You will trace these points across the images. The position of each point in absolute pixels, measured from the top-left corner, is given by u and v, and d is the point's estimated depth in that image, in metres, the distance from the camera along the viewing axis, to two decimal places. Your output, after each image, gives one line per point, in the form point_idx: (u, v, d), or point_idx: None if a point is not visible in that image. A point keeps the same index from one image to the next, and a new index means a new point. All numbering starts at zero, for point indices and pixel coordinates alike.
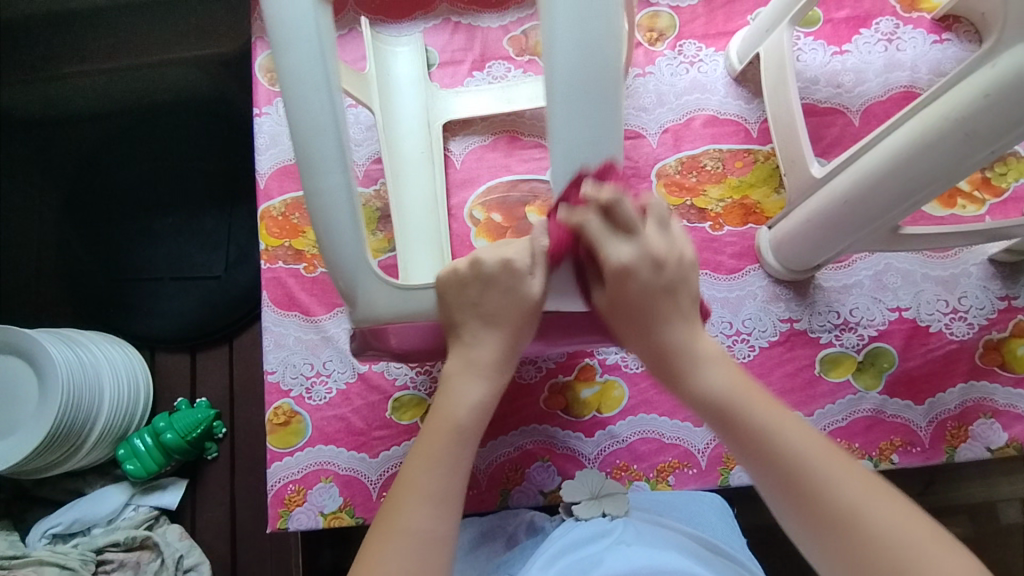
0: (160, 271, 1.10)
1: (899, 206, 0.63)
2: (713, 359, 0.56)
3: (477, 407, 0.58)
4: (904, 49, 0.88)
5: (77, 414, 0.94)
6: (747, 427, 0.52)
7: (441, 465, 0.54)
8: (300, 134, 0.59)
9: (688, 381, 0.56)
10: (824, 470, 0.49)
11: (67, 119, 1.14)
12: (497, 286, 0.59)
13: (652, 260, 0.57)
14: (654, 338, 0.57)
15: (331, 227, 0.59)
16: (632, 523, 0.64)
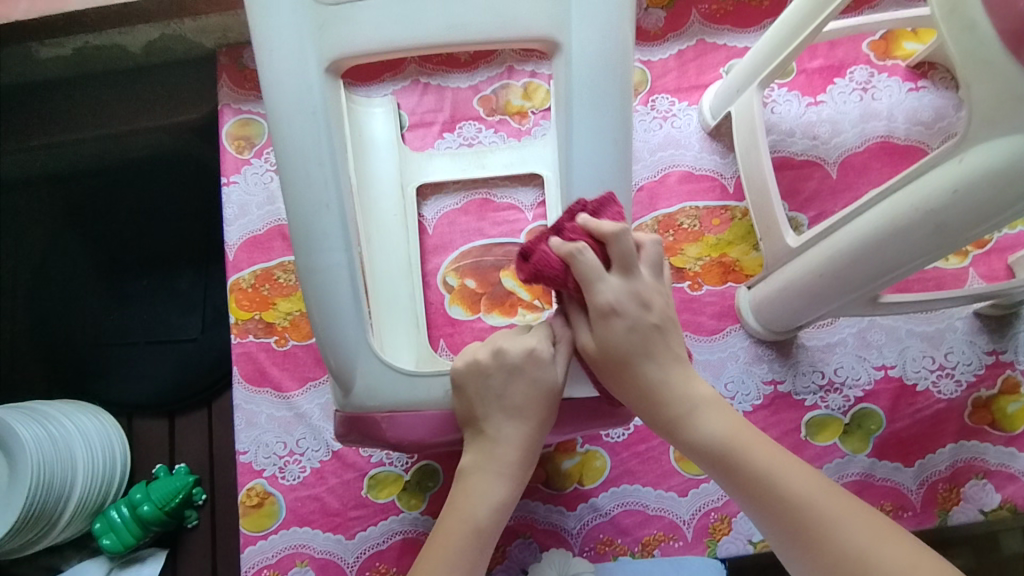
0: (136, 335, 1.08)
1: (875, 281, 0.61)
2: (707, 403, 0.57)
3: (498, 507, 0.57)
4: (880, 98, 0.87)
5: (49, 494, 0.92)
6: (731, 461, 0.54)
7: (451, 569, 0.54)
8: (298, 209, 0.55)
9: (685, 429, 0.56)
10: (815, 504, 0.51)
11: (40, 185, 1.13)
12: (523, 377, 0.57)
13: (637, 299, 0.56)
14: (649, 397, 0.56)
15: (330, 306, 0.56)
16: None
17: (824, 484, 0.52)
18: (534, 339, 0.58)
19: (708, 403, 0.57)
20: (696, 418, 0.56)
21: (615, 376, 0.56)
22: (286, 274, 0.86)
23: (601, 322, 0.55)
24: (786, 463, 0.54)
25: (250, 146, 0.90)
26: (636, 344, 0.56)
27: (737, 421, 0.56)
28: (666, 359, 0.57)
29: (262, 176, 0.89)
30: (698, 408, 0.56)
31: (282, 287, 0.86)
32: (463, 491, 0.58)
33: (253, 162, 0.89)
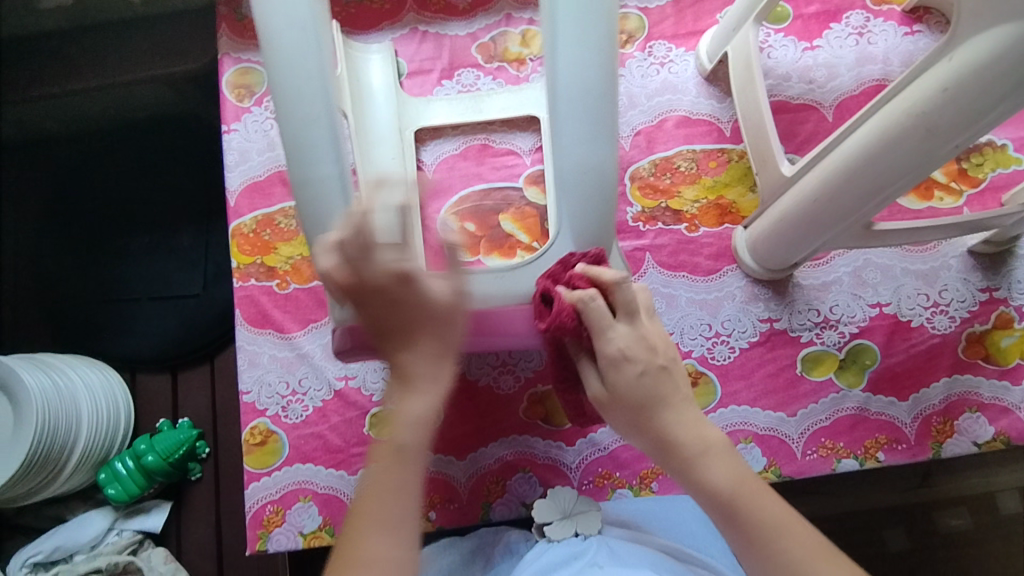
0: (138, 291, 1.09)
1: (869, 202, 0.62)
2: (711, 449, 0.54)
3: (424, 426, 0.55)
4: (876, 43, 0.87)
5: (55, 441, 0.93)
6: (743, 523, 0.51)
7: (396, 497, 0.51)
8: (289, 124, 0.56)
9: (694, 471, 0.54)
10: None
11: (41, 143, 1.13)
12: (385, 294, 0.56)
13: (646, 347, 0.55)
14: (698, 480, 0.54)
15: (320, 219, 0.57)
16: (606, 543, 0.61)
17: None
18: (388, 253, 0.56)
19: (779, 512, 0.52)
20: (694, 458, 0.54)
21: (668, 450, 0.55)
22: (287, 219, 0.87)
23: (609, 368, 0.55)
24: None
25: (250, 94, 0.90)
26: (645, 389, 0.55)
27: (736, 468, 0.54)
28: (721, 457, 0.54)
29: (262, 123, 0.90)
30: (766, 509, 0.52)
31: (282, 231, 0.86)
32: (391, 420, 0.56)
33: (253, 110, 0.90)
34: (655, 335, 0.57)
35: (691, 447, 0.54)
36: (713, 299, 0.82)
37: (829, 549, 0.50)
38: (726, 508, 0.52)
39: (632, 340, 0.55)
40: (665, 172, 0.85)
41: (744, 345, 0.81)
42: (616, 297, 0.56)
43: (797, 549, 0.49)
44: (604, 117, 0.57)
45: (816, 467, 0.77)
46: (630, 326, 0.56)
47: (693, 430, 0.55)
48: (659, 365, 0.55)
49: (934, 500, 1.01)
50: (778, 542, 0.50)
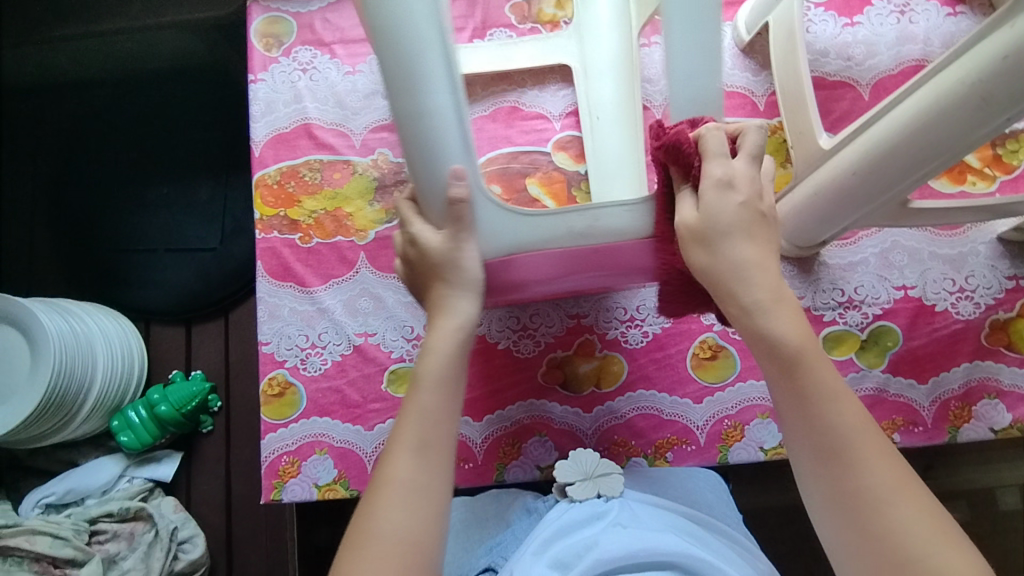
0: (155, 242, 1.08)
1: (909, 176, 0.62)
2: (786, 306, 0.52)
3: (455, 354, 0.56)
4: (917, 22, 0.86)
5: (70, 385, 0.93)
6: (794, 382, 0.51)
7: (430, 420, 0.54)
8: (389, 49, 0.48)
9: (757, 325, 0.52)
10: (906, 516, 0.47)
11: (61, 86, 1.12)
12: (417, 263, 0.58)
13: (755, 186, 0.53)
14: (757, 328, 0.52)
15: (440, 154, 0.51)
16: (629, 504, 0.62)
17: (929, 509, 0.48)
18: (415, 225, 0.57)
19: (835, 382, 0.51)
20: (751, 309, 0.52)
21: (718, 285, 0.53)
22: (311, 172, 0.86)
23: (716, 194, 0.52)
24: (901, 481, 0.48)
25: (278, 45, 0.89)
26: (739, 222, 0.52)
27: (799, 329, 0.52)
28: (781, 304, 0.52)
29: (289, 75, 0.88)
30: (822, 379, 0.51)
31: (307, 185, 0.86)
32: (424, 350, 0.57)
33: (281, 61, 0.89)
34: (745, 179, 0.53)
35: (749, 290, 0.52)
36: None
37: (872, 428, 0.50)
38: (784, 369, 0.51)
39: (747, 176, 0.53)
40: None
41: None
42: (707, 140, 0.52)
43: (842, 421, 0.50)
44: (715, 42, 0.52)
45: None
46: (748, 166, 0.53)
47: (760, 277, 0.52)
48: (758, 211, 0.53)
49: (936, 491, 1.02)
50: (830, 410, 0.50)
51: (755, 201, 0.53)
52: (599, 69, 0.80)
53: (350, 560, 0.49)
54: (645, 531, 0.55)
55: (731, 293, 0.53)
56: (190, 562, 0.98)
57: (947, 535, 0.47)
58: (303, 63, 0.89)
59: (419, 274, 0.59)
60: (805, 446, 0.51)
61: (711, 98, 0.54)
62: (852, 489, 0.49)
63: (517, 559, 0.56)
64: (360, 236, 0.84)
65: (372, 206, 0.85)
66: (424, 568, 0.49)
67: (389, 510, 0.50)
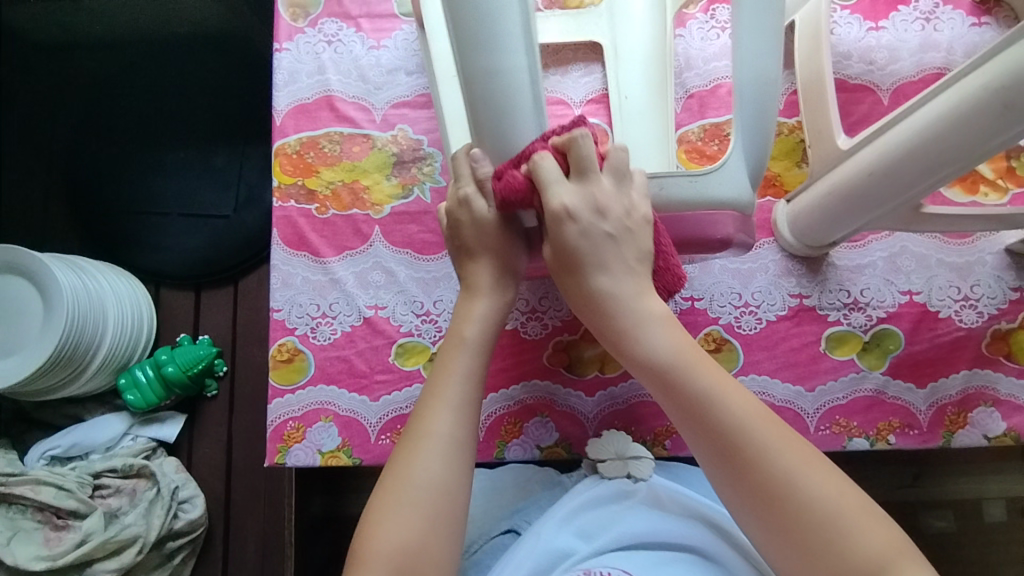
0: (169, 206, 1.09)
1: (926, 180, 0.63)
2: (657, 320, 0.57)
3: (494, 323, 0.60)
4: (942, 30, 0.86)
5: (81, 340, 0.94)
6: (680, 385, 0.54)
7: (464, 381, 0.57)
8: (464, 4, 0.49)
9: (631, 342, 0.57)
10: (825, 497, 0.47)
11: (82, 44, 1.12)
12: (468, 225, 0.61)
13: (591, 202, 0.56)
14: (642, 349, 0.56)
15: (510, 119, 0.53)
16: (656, 485, 0.64)
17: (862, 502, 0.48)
18: (470, 191, 0.60)
19: (729, 386, 0.53)
20: (633, 324, 0.56)
21: (608, 318, 0.57)
22: (331, 144, 0.87)
23: (557, 223, 0.56)
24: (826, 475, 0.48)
25: (304, 15, 0.90)
26: (592, 246, 0.57)
27: (679, 335, 0.56)
28: (667, 324, 0.57)
29: (314, 46, 0.89)
30: (703, 381, 0.53)
31: (326, 156, 0.86)
32: (463, 316, 0.61)
33: (306, 31, 0.89)
34: (610, 200, 0.57)
35: (633, 316, 0.57)
36: (746, 269, 0.82)
37: (770, 415, 0.52)
38: (659, 376, 0.55)
39: (612, 195, 0.57)
40: (713, 138, 0.85)
41: (771, 317, 0.81)
42: (569, 158, 0.55)
43: (735, 414, 0.51)
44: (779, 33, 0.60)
45: (828, 443, 0.79)
46: (613, 184, 0.58)
47: (637, 301, 0.57)
48: (626, 224, 0.58)
49: (924, 499, 1.03)
50: (719, 410, 0.52)
51: (618, 227, 0.57)
52: (626, 53, 0.80)
53: (381, 503, 0.52)
54: (666, 518, 0.58)
55: (608, 315, 0.57)
56: (189, 522, 0.99)
57: (860, 508, 0.47)
58: (329, 35, 0.89)
59: (465, 240, 0.62)
60: (708, 450, 0.52)
61: (762, 77, 0.60)
62: (760, 483, 0.49)
63: (544, 522, 0.58)
64: (376, 210, 0.85)
65: (389, 180, 0.86)
66: (452, 516, 0.52)
67: (423, 458, 0.53)
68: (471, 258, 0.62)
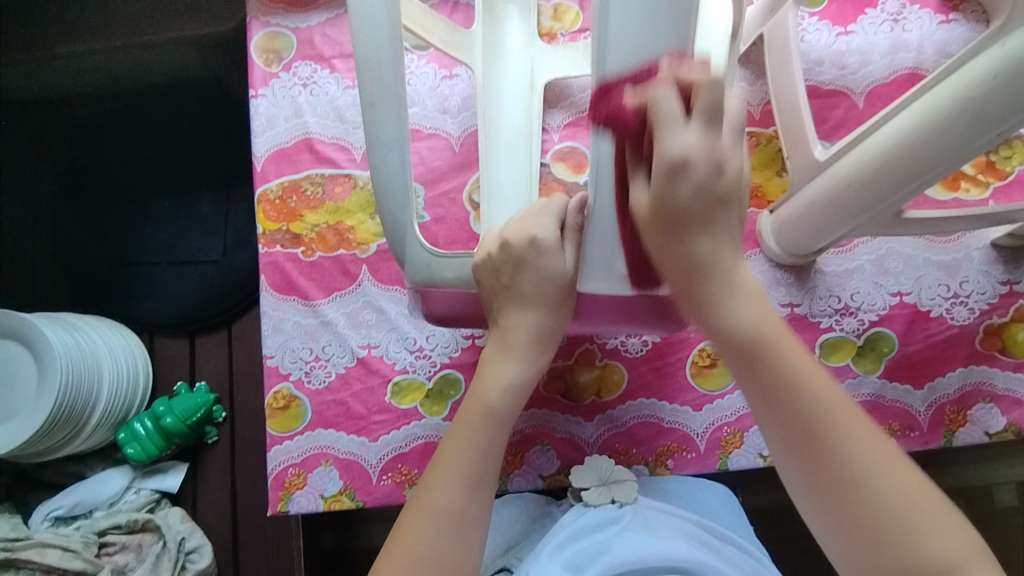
0: (157, 255, 1.09)
1: (904, 188, 0.63)
2: (747, 290, 0.51)
3: (514, 392, 0.58)
4: (910, 30, 0.87)
5: (77, 398, 0.94)
6: (760, 357, 0.50)
7: (477, 453, 0.56)
8: None
9: (716, 311, 0.50)
10: (904, 505, 0.46)
11: (62, 101, 1.13)
12: (527, 267, 0.56)
13: (713, 160, 0.46)
14: (716, 324, 0.51)
15: None
16: (642, 512, 0.65)
17: (936, 501, 0.47)
18: (537, 226, 0.56)
19: (800, 360, 0.50)
20: (700, 301, 0.50)
21: (748, 347, 0.50)
22: (313, 186, 0.87)
23: (666, 178, 0.46)
24: (884, 451, 0.48)
25: (278, 60, 0.90)
26: (700, 208, 0.48)
27: (761, 308, 0.51)
28: (727, 240, 0.50)
29: (290, 90, 0.89)
30: (788, 358, 0.50)
31: (309, 199, 0.87)
32: (484, 378, 0.59)
33: (281, 76, 0.90)
34: (732, 159, 0.47)
35: (718, 289, 0.50)
36: None
37: (846, 403, 0.49)
38: (770, 388, 0.50)
39: (701, 146, 0.46)
40: None
41: None
42: (699, 95, 0.44)
43: (815, 399, 0.49)
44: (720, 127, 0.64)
45: None
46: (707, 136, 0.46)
47: (727, 270, 0.50)
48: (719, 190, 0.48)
49: None
50: (801, 389, 0.49)
51: (710, 183, 0.47)
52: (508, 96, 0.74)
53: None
54: (653, 538, 0.58)
55: (694, 289, 0.50)
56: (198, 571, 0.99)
57: (895, 459, 0.48)
58: (303, 78, 0.90)
59: (502, 283, 0.57)
60: (843, 521, 0.48)
61: None
62: (832, 474, 0.48)
63: (532, 560, 0.59)
64: (362, 249, 0.85)
65: (372, 219, 0.86)
66: None
67: (423, 534, 0.53)
68: (514, 305, 0.58)
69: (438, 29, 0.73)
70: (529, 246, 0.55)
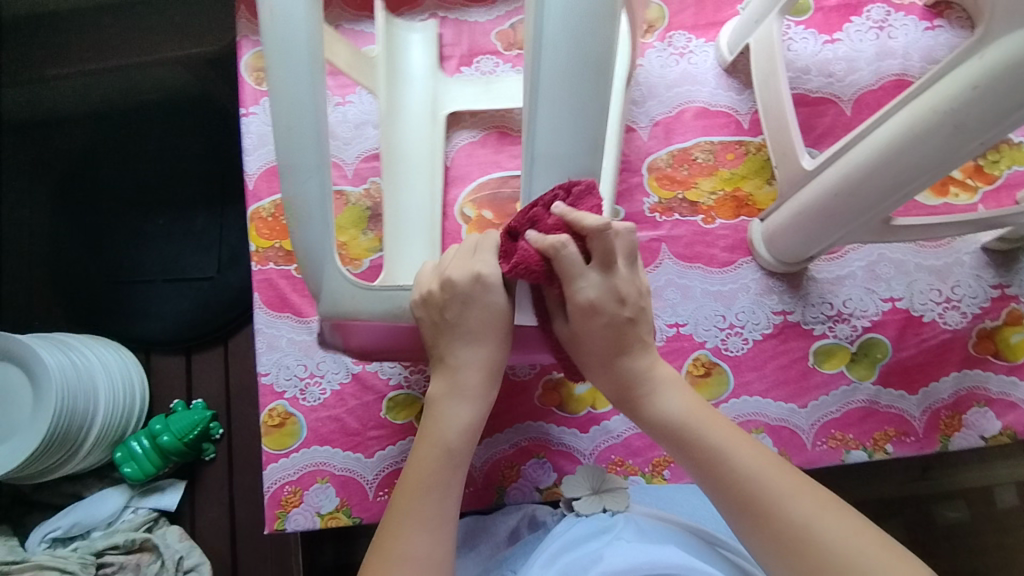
0: (152, 273, 1.09)
1: (890, 197, 0.63)
2: (669, 384, 0.61)
3: (466, 429, 0.59)
4: (896, 37, 0.87)
5: (73, 418, 0.94)
6: (668, 417, 0.59)
7: (438, 493, 0.56)
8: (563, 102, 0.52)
9: (648, 408, 0.60)
10: (808, 518, 0.51)
11: (56, 122, 1.13)
12: (474, 303, 0.57)
13: (615, 298, 0.57)
14: (649, 408, 0.60)
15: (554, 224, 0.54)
16: (634, 519, 0.65)
17: (843, 515, 0.51)
18: (478, 263, 0.58)
19: (705, 412, 0.59)
20: (624, 373, 0.60)
21: (628, 387, 0.60)
22: None
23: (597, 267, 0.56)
24: (789, 477, 0.54)
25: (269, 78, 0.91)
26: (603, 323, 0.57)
27: (680, 393, 0.60)
28: (642, 351, 0.61)
29: None
30: (692, 407, 0.59)
31: None
32: (433, 421, 0.60)
33: None
34: (626, 285, 0.58)
35: (636, 370, 0.60)
36: (728, 290, 0.83)
37: (749, 441, 0.57)
38: (683, 439, 0.58)
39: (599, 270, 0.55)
40: (682, 163, 0.86)
41: (757, 336, 0.82)
42: (592, 245, 0.54)
43: (720, 440, 0.57)
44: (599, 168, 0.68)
45: (826, 458, 0.78)
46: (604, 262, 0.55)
47: (641, 343, 0.61)
48: (623, 308, 0.58)
49: (933, 493, 1.03)
50: (706, 434, 0.57)
51: (609, 299, 0.57)
52: (407, 119, 0.85)
53: None
54: (649, 545, 0.58)
55: (623, 379, 0.61)
56: None
57: (796, 480, 0.54)
58: None
59: (444, 320, 0.59)
60: (763, 544, 0.52)
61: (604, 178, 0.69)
62: (744, 497, 0.53)
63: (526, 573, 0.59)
64: (355, 264, 0.85)
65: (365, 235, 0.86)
66: None
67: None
68: (458, 343, 0.59)
69: (344, 53, 0.81)
70: (473, 284, 0.57)
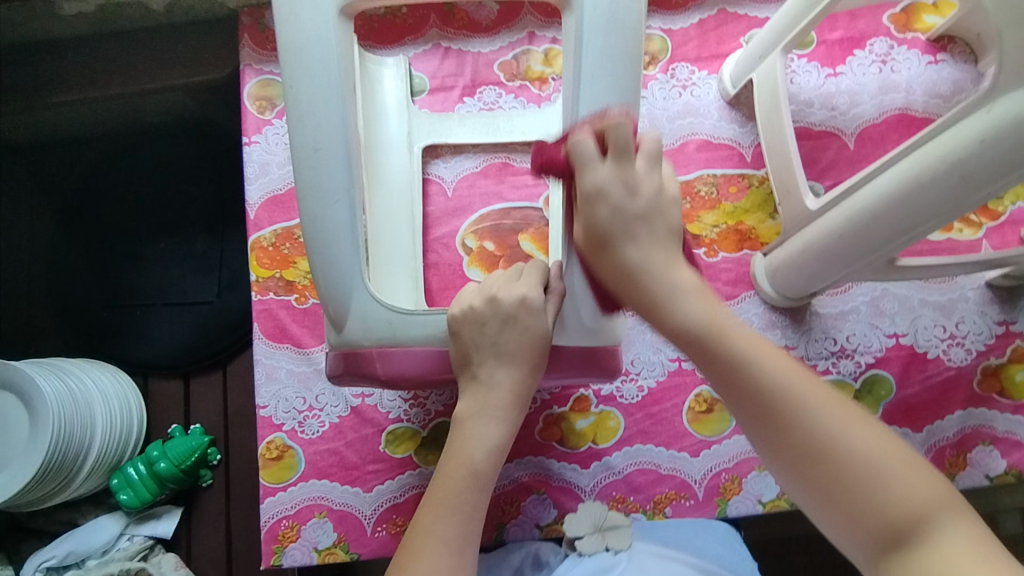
0: (152, 297, 1.09)
1: (896, 240, 0.63)
2: (690, 290, 0.56)
3: (495, 451, 0.58)
4: (899, 71, 0.87)
5: (70, 446, 0.93)
6: (670, 313, 0.55)
7: (464, 516, 0.55)
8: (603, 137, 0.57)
9: (667, 315, 0.55)
10: (872, 454, 0.46)
11: (58, 145, 1.13)
12: (517, 325, 0.59)
13: (631, 185, 0.57)
14: (676, 317, 0.55)
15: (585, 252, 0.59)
16: (636, 559, 0.64)
17: (904, 453, 0.47)
18: (523, 287, 0.60)
19: (750, 337, 0.53)
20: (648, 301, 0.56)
21: (652, 309, 0.56)
22: None
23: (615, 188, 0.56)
24: (846, 412, 0.49)
25: (271, 107, 0.91)
26: (621, 225, 0.57)
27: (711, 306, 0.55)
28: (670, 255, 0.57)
29: (283, 137, 0.90)
30: (738, 342, 0.52)
31: (302, 245, 0.87)
32: (461, 441, 0.59)
33: (274, 123, 0.90)
34: (647, 181, 0.58)
35: (660, 288, 0.56)
36: None
37: (803, 373, 0.51)
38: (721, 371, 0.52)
39: (615, 176, 0.56)
40: (685, 196, 0.85)
41: None
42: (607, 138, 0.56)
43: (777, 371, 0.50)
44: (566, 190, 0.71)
45: None
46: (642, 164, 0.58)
47: (673, 284, 0.56)
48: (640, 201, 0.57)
49: None
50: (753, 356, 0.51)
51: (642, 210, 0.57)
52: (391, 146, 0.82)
53: None
54: None
55: (648, 298, 0.56)
56: None
57: (850, 411, 0.49)
58: None
59: (485, 340, 0.59)
60: (815, 490, 0.48)
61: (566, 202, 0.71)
62: (801, 447, 0.48)
63: None
64: None
65: None
66: None
67: None
68: (494, 363, 0.59)
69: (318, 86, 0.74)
70: (518, 306, 0.59)
